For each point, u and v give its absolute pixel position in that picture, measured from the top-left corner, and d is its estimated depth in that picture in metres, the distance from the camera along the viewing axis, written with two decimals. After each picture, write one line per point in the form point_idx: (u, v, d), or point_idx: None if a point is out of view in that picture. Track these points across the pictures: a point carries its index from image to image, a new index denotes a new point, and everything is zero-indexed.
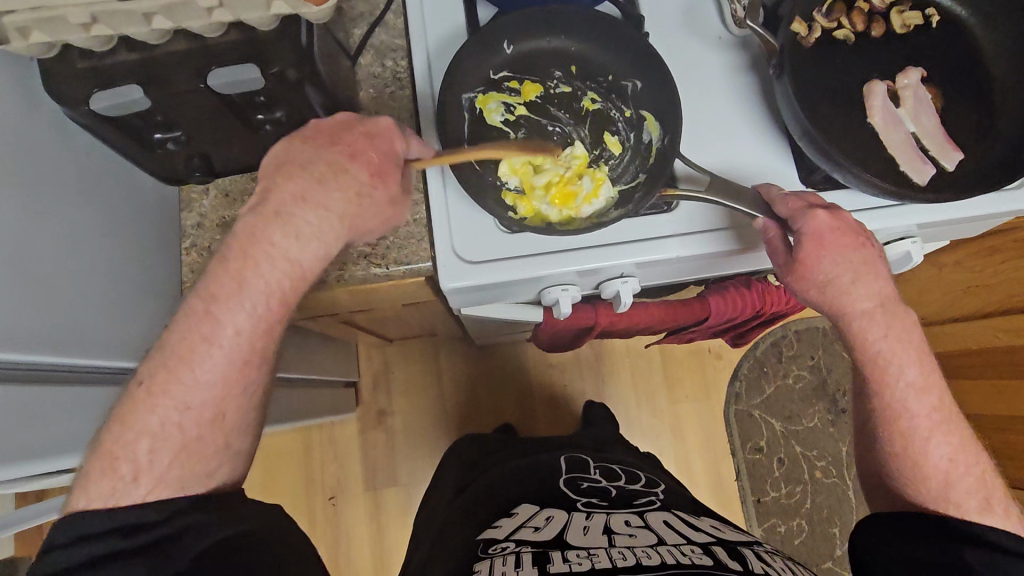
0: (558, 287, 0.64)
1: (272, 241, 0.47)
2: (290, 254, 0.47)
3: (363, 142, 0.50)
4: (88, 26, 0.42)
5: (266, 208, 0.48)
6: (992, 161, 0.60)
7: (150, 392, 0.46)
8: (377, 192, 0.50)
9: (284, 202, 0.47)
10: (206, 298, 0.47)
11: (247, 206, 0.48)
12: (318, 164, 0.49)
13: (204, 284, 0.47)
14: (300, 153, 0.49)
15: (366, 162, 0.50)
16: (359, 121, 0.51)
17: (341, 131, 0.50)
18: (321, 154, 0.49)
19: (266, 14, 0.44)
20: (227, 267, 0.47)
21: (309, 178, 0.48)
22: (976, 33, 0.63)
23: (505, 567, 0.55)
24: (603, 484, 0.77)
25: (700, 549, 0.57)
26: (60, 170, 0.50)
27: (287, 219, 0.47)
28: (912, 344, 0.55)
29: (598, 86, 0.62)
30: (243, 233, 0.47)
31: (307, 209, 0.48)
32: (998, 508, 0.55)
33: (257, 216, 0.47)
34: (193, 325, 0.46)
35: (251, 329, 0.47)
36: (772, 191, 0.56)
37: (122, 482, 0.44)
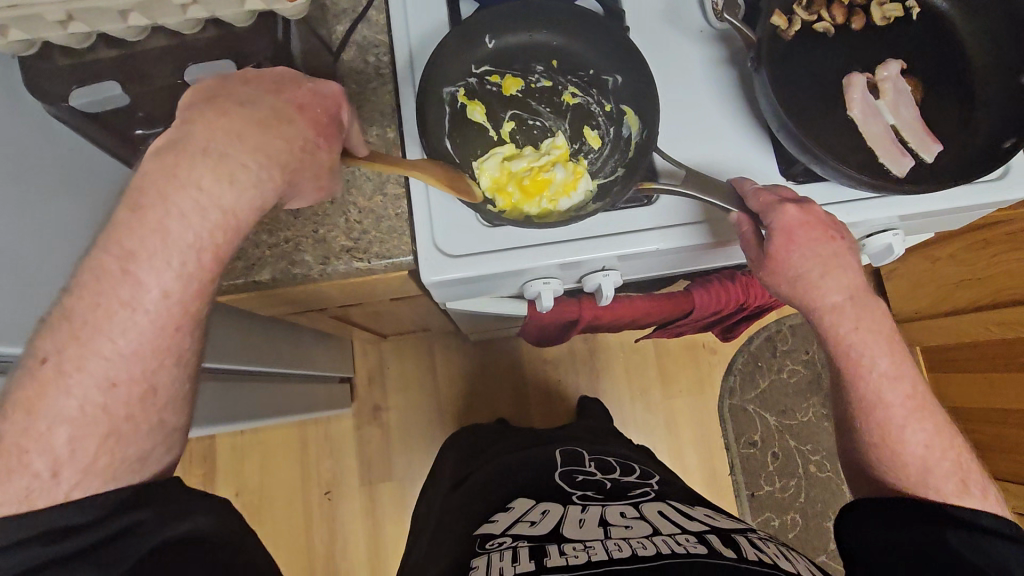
0: (540, 280, 0.64)
1: (200, 183, 0.40)
2: (222, 201, 0.41)
3: (309, 97, 0.45)
4: (65, 23, 0.43)
5: (191, 143, 0.40)
6: (972, 152, 0.60)
7: (60, 379, 0.40)
8: (320, 151, 0.45)
9: (213, 139, 0.41)
10: (122, 257, 0.40)
11: (162, 153, 0.41)
12: (258, 106, 0.42)
13: (112, 237, 0.40)
14: (232, 90, 0.43)
15: (312, 114, 0.44)
16: (304, 73, 0.46)
17: (285, 81, 0.45)
18: (261, 98, 0.43)
19: (240, 10, 0.45)
20: (142, 220, 0.40)
21: (242, 118, 0.42)
22: (958, 24, 0.63)
23: (502, 563, 0.55)
24: (598, 476, 0.77)
25: (695, 538, 0.58)
26: (38, 166, 0.50)
27: (218, 158, 0.40)
28: (882, 334, 0.56)
29: (579, 80, 0.63)
30: (156, 171, 0.40)
31: (246, 149, 0.41)
32: (976, 489, 0.55)
33: (178, 152, 0.40)
34: (108, 286, 0.40)
35: (180, 290, 0.41)
36: (745, 186, 0.57)
37: (37, 487, 0.40)
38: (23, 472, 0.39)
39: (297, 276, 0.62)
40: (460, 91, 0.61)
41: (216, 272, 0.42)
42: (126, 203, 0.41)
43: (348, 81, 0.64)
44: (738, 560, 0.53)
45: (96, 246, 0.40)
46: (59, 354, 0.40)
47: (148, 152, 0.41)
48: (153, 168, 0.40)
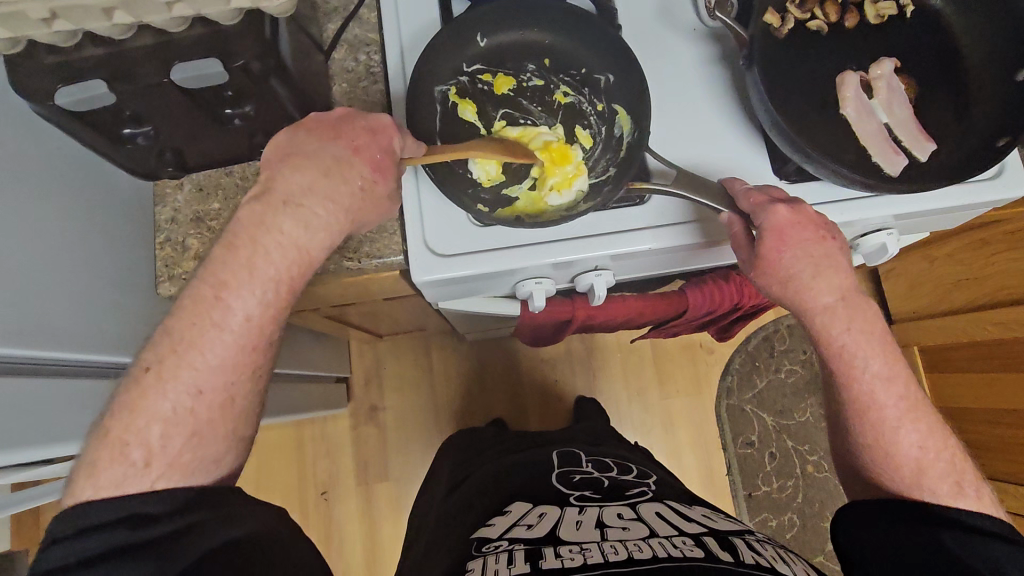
0: (532, 280, 0.64)
1: (281, 228, 0.48)
2: (298, 241, 0.49)
3: (364, 137, 0.50)
4: (49, 21, 0.42)
5: (275, 195, 0.49)
6: (966, 151, 0.59)
7: (156, 383, 0.46)
8: (377, 186, 0.50)
9: (290, 191, 0.49)
10: (217, 285, 0.48)
11: (254, 203, 0.49)
12: (325, 157, 0.49)
13: (209, 271, 0.48)
14: (303, 143, 0.50)
15: (369, 156, 0.50)
16: (361, 115, 0.51)
17: (342, 123, 0.51)
18: (324, 147, 0.50)
19: (226, 8, 0.45)
20: (235, 257, 0.48)
21: (315, 169, 0.49)
22: (952, 22, 0.63)
23: (497, 566, 0.55)
24: (595, 476, 0.77)
25: (692, 540, 0.57)
26: (23, 166, 0.50)
27: (297, 208, 0.48)
28: (874, 334, 0.55)
29: (571, 79, 0.62)
30: (250, 219, 0.49)
31: (317, 198, 0.49)
32: (970, 490, 0.55)
33: (265, 205, 0.49)
34: (204, 308, 0.47)
35: (261, 314, 0.48)
36: (736, 186, 0.57)
37: (130, 475, 0.45)
38: (121, 462, 0.45)
39: None
40: (451, 90, 0.61)
41: (292, 295, 0.50)
42: (223, 242, 0.49)
43: (339, 80, 0.64)
44: (735, 564, 0.53)
45: (197, 277, 0.49)
46: (160, 363, 0.47)
47: (244, 202, 0.50)
48: (246, 216, 0.49)
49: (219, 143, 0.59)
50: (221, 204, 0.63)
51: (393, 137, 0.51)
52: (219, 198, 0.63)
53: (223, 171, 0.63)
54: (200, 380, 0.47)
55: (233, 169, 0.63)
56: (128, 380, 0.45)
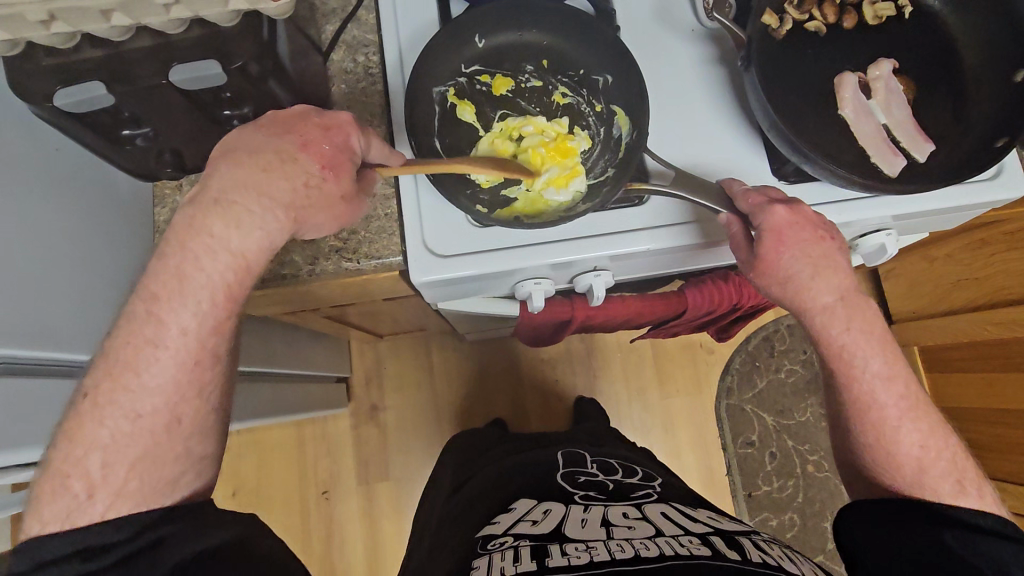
0: (531, 281, 0.64)
1: (212, 230, 0.46)
2: (231, 243, 0.47)
3: (316, 133, 0.48)
4: (47, 23, 0.43)
5: (209, 194, 0.47)
6: (964, 151, 0.59)
7: (93, 410, 0.45)
8: (326, 183, 0.48)
9: (224, 189, 0.47)
10: (148, 300, 0.46)
11: (191, 207, 0.47)
12: (267, 152, 0.47)
13: (144, 284, 0.47)
14: (248, 140, 0.48)
15: (317, 152, 0.48)
16: (315, 113, 0.50)
17: (295, 121, 0.49)
18: (270, 143, 0.48)
19: (224, 10, 0.45)
20: (169, 265, 0.46)
21: (252, 166, 0.47)
22: (951, 22, 0.63)
23: (503, 563, 0.55)
24: (599, 478, 0.77)
25: (698, 539, 0.57)
26: (23, 168, 0.50)
27: (227, 207, 0.46)
28: (873, 334, 0.55)
29: (569, 80, 0.62)
30: (182, 223, 0.47)
31: (250, 196, 0.47)
32: (974, 489, 0.55)
33: (197, 206, 0.47)
34: (137, 327, 0.46)
35: (198, 325, 0.47)
36: (734, 187, 0.57)
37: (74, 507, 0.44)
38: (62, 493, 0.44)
39: (287, 277, 0.62)
40: (449, 90, 0.61)
41: (234, 303, 0.48)
42: (160, 251, 0.47)
43: (337, 81, 0.64)
44: (742, 562, 0.53)
45: (132, 295, 0.47)
46: (95, 388, 0.46)
47: (182, 206, 0.48)
48: (181, 219, 0.47)
49: (217, 144, 0.59)
50: None
51: (350, 135, 0.50)
52: None
53: None
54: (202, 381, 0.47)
55: None
56: (127, 381, 0.46)
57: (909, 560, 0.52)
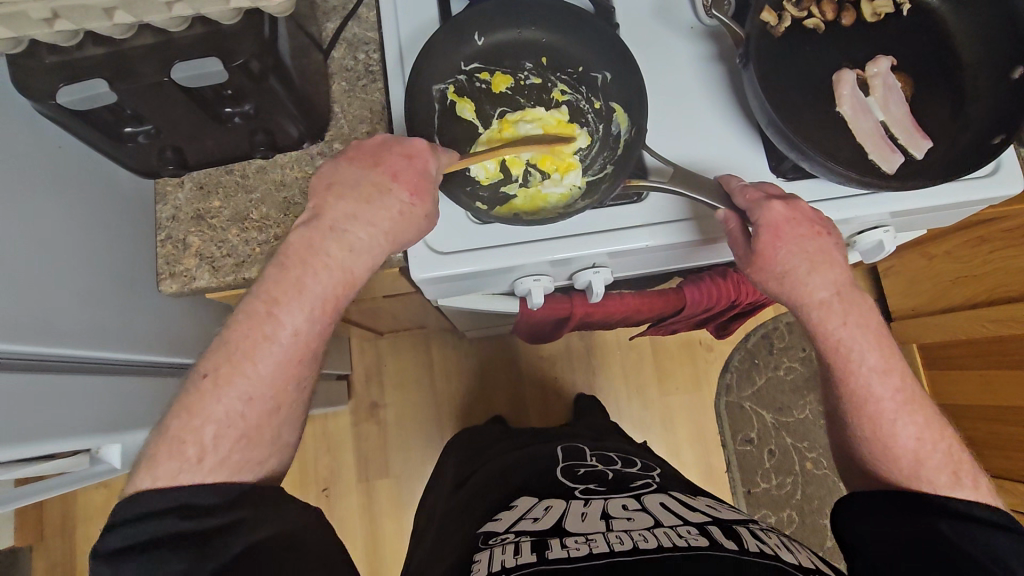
0: (530, 277, 0.64)
1: (328, 252, 0.50)
2: (344, 263, 0.50)
3: (403, 162, 0.51)
4: (51, 21, 0.43)
5: (322, 220, 0.50)
6: (962, 148, 0.60)
7: (212, 389, 0.48)
8: (416, 209, 0.51)
9: (336, 218, 0.50)
10: (268, 302, 0.49)
11: (303, 228, 0.51)
12: (364, 184, 0.51)
13: (262, 286, 0.50)
14: (345, 172, 0.51)
15: (406, 181, 0.51)
16: (398, 141, 0.52)
17: (382, 150, 0.52)
18: (366, 174, 0.51)
19: (226, 8, 0.45)
20: (286, 278, 0.50)
21: (358, 196, 0.50)
22: (948, 20, 0.63)
23: (504, 556, 0.55)
24: (599, 469, 0.78)
25: (696, 529, 0.58)
26: (27, 166, 0.51)
27: (339, 233, 0.50)
28: (870, 329, 0.56)
29: (568, 78, 0.63)
30: (300, 243, 0.50)
31: (359, 223, 0.50)
32: (968, 480, 0.55)
33: (312, 229, 0.50)
34: (256, 322, 0.49)
35: (309, 333, 0.50)
36: (731, 184, 0.57)
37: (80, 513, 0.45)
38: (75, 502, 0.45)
39: None
40: (449, 88, 0.61)
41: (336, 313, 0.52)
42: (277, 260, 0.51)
43: (338, 79, 0.65)
44: (740, 552, 0.53)
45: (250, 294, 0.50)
46: (216, 369, 0.48)
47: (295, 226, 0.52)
48: (298, 239, 0.51)
49: (219, 142, 0.59)
50: (222, 202, 0.63)
51: (429, 161, 0.51)
52: (219, 196, 0.63)
53: (224, 169, 0.63)
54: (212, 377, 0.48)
55: (233, 167, 0.63)
56: None
57: (909, 552, 0.52)
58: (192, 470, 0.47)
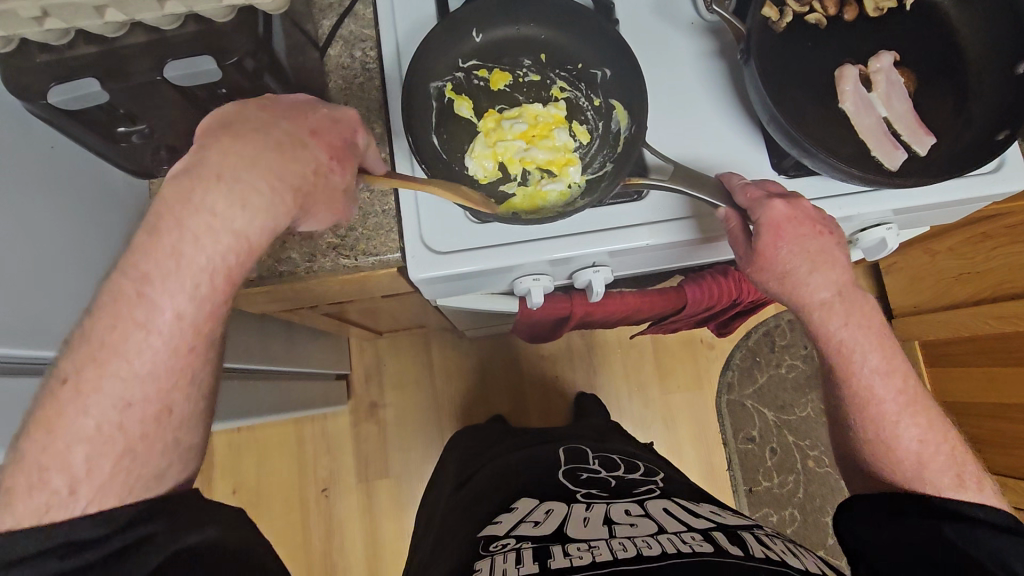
0: (530, 277, 0.64)
1: (214, 209, 0.42)
2: (234, 223, 0.43)
3: (325, 123, 0.48)
4: (41, 19, 0.42)
5: (207, 169, 0.42)
6: (967, 144, 0.59)
7: (74, 397, 0.41)
8: (334, 175, 0.47)
9: (229, 164, 0.43)
10: (138, 279, 0.42)
11: (181, 179, 0.43)
12: (274, 134, 0.45)
13: (129, 262, 0.42)
14: (249, 118, 0.45)
15: (328, 142, 0.47)
16: (321, 104, 0.49)
17: (302, 109, 0.48)
18: (276, 125, 0.45)
19: (219, 6, 0.45)
20: (168, 254, 0.42)
21: (262, 145, 0.44)
22: (951, 15, 0.62)
23: (506, 565, 0.54)
24: (602, 474, 0.76)
25: (700, 536, 0.57)
26: (19, 167, 0.50)
27: (231, 184, 0.42)
28: (872, 329, 0.55)
29: (567, 74, 0.62)
30: (178, 196, 0.42)
31: (258, 173, 0.43)
32: (971, 482, 0.55)
33: (193, 178, 0.42)
34: (122, 308, 0.41)
35: (193, 313, 0.43)
36: (732, 181, 0.56)
37: None
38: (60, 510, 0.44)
39: (283, 274, 0.62)
40: (447, 86, 0.61)
41: (232, 290, 0.45)
42: (147, 226, 0.42)
43: (335, 76, 0.64)
44: (745, 558, 0.52)
45: (114, 270, 0.42)
46: None
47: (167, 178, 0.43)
48: (171, 192, 0.43)
49: None
50: None
51: (356, 132, 0.49)
52: None
53: None
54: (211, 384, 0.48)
55: None
56: None
57: (912, 555, 0.51)
58: (75, 493, 0.41)
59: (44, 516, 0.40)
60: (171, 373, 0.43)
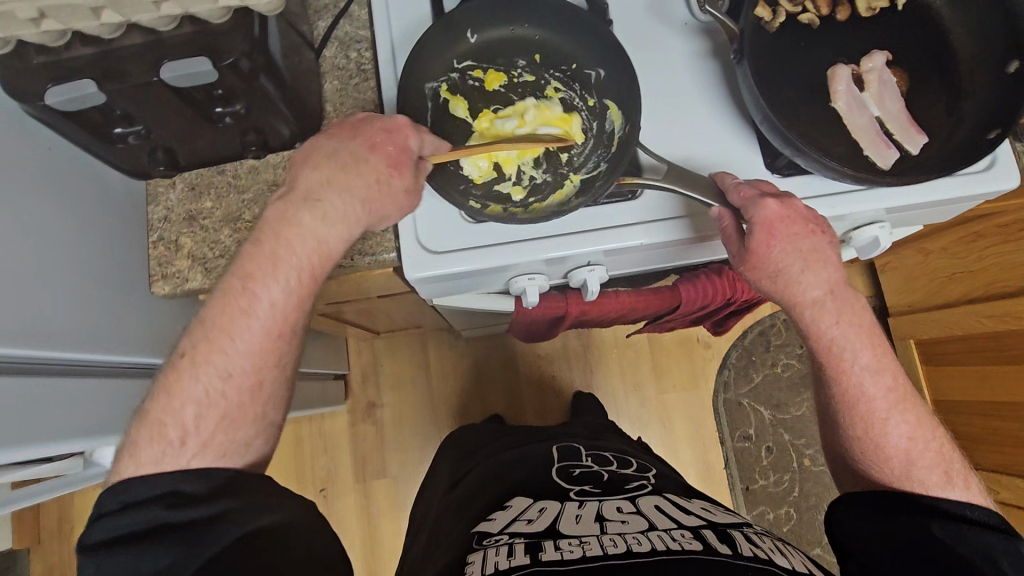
0: (525, 276, 0.64)
1: (301, 221, 0.50)
2: (316, 230, 0.51)
3: (381, 134, 0.51)
4: (37, 21, 0.43)
5: (297, 192, 0.51)
6: (958, 143, 0.59)
7: (181, 364, 0.48)
8: (394, 180, 0.51)
9: (311, 187, 0.51)
10: (242, 277, 0.50)
11: (280, 204, 0.52)
12: (341, 154, 0.51)
13: (239, 265, 0.50)
14: (328, 146, 0.52)
15: (383, 152, 0.51)
16: (379, 118, 0.53)
17: (362, 126, 0.52)
18: (344, 146, 0.51)
19: (214, 7, 0.45)
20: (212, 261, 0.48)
21: (334, 166, 0.51)
22: (943, 15, 0.63)
23: (497, 559, 0.55)
24: (595, 470, 0.77)
25: (690, 533, 0.57)
26: (16, 168, 0.50)
27: (314, 201, 0.50)
28: (863, 327, 0.55)
29: (561, 75, 0.62)
30: (275, 217, 0.51)
31: (333, 191, 0.51)
32: (958, 479, 0.55)
33: (287, 202, 0.51)
34: (232, 298, 0.49)
35: (285, 302, 0.50)
36: (726, 180, 0.57)
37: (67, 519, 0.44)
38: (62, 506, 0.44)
39: None
40: (442, 86, 0.61)
41: (315, 284, 0.52)
42: (253, 241, 0.51)
43: (330, 78, 0.65)
44: (734, 556, 0.53)
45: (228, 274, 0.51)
46: None
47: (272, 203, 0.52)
48: (272, 214, 0.51)
49: (212, 142, 0.59)
50: (213, 202, 0.63)
51: (409, 136, 0.51)
52: (211, 197, 0.63)
53: (215, 169, 0.63)
54: (205, 381, 0.48)
55: (225, 168, 0.63)
56: None
57: (900, 553, 0.52)
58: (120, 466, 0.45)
59: (161, 464, 0.46)
60: (261, 349, 0.50)
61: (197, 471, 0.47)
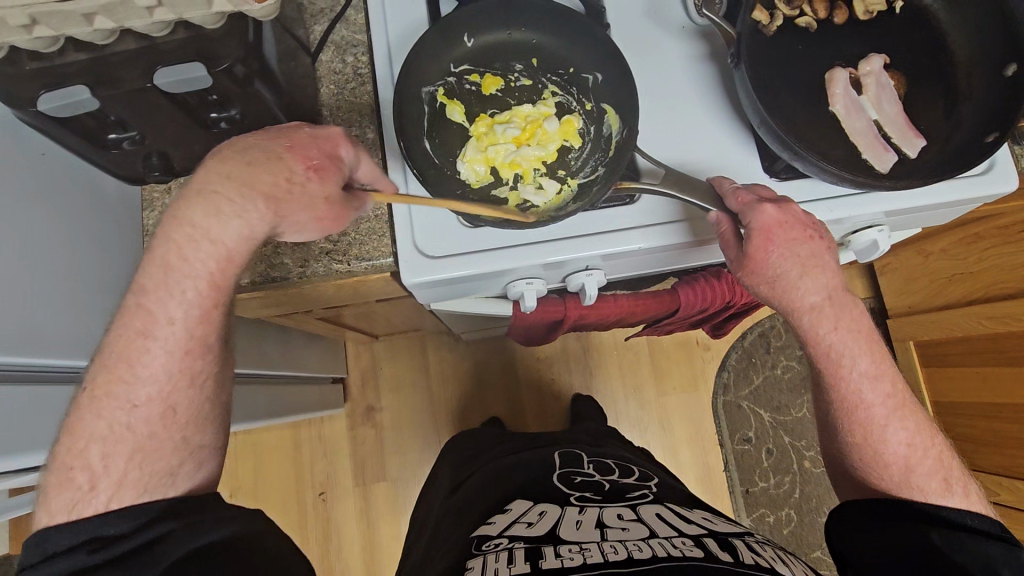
0: (523, 281, 0.64)
1: (194, 221, 0.47)
2: (212, 233, 0.48)
3: (306, 139, 0.49)
4: (29, 27, 0.42)
5: (193, 186, 0.48)
6: (955, 146, 0.59)
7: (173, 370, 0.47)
8: (310, 183, 0.48)
9: (210, 180, 0.47)
10: (138, 292, 0.48)
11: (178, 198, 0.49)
12: (256, 151, 0.48)
13: (138, 277, 0.48)
14: (242, 143, 0.49)
15: (302, 154, 0.48)
16: (308, 125, 0.51)
17: (289, 129, 0.50)
18: (262, 143, 0.49)
19: (209, 12, 0.44)
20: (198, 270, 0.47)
21: (241, 162, 0.48)
22: (940, 18, 0.63)
23: (497, 564, 0.54)
24: (596, 478, 0.76)
25: (691, 541, 0.57)
26: (11, 174, 0.50)
27: (208, 196, 0.47)
28: (862, 333, 0.55)
29: (558, 79, 0.62)
30: (172, 214, 0.48)
31: (233, 185, 0.47)
32: (957, 487, 0.55)
33: (183, 196, 0.48)
34: (186, 320, 0.48)
35: (184, 315, 0.48)
36: (724, 185, 0.56)
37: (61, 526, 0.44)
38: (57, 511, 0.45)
39: (277, 279, 0.62)
40: (439, 91, 0.61)
41: (219, 293, 0.49)
42: (152, 250, 0.49)
43: (326, 82, 0.64)
44: (735, 564, 0.53)
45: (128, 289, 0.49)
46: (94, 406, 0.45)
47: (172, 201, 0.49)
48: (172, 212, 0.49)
49: (207, 147, 0.59)
50: None
51: (339, 146, 0.50)
52: None
53: None
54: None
55: None
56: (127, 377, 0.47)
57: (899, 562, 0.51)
58: (111, 472, 0.45)
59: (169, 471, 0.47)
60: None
61: (120, 511, 0.46)
